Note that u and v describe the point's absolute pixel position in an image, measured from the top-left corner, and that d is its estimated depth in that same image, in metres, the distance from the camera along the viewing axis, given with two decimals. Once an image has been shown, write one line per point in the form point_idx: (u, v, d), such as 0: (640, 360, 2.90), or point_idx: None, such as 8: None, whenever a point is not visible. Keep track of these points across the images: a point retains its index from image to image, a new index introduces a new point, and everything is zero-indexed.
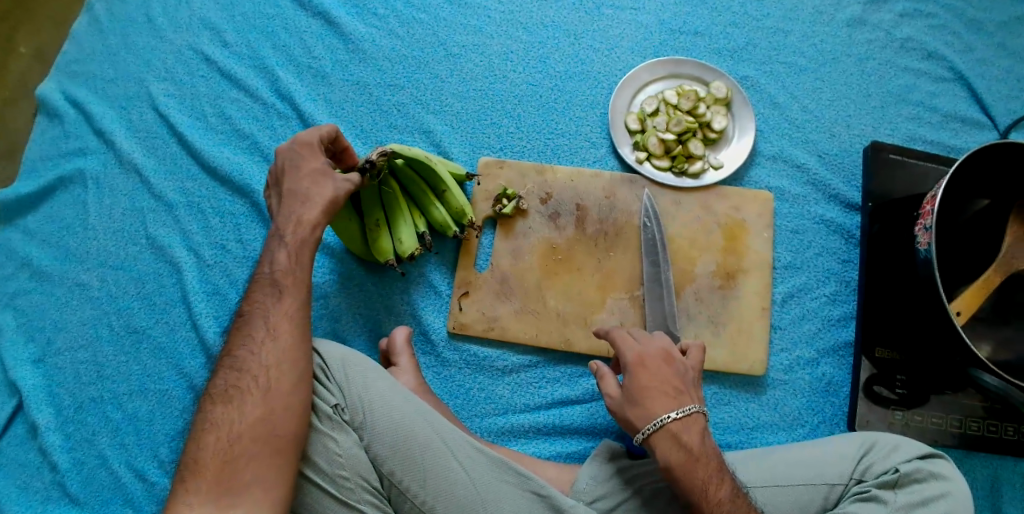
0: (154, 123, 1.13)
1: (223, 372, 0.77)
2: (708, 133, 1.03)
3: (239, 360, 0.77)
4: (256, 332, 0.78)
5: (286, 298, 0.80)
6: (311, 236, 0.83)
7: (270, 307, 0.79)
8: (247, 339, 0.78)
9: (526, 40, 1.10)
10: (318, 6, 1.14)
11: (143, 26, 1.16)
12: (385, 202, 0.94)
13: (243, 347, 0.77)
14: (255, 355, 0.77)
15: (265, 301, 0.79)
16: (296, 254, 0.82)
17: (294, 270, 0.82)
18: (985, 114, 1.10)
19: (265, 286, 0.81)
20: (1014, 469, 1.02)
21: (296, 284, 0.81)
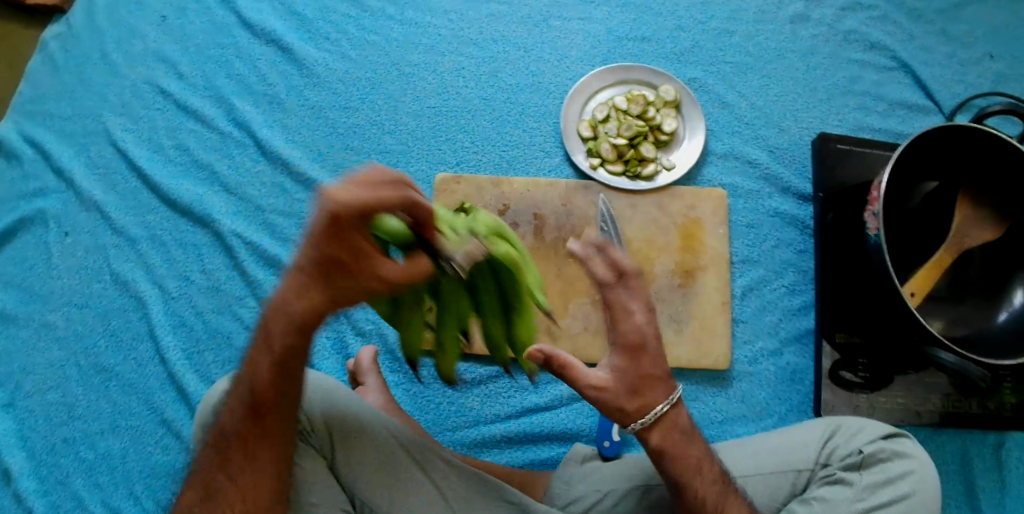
0: (113, 159, 1.14)
1: (199, 469, 0.71)
2: (659, 136, 1.05)
3: (215, 462, 0.70)
4: (235, 448, 0.69)
5: (269, 416, 0.68)
6: (298, 344, 0.66)
7: (253, 423, 0.69)
8: (224, 446, 0.70)
9: (477, 56, 1.12)
10: (270, 34, 1.16)
11: (98, 62, 1.17)
12: (441, 300, 0.67)
13: (219, 452, 0.70)
14: (243, 458, 0.69)
15: (245, 415, 0.69)
16: (275, 367, 0.67)
17: (276, 387, 0.68)
18: (930, 100, 1.12)
19: (242, 392, 0.69)
20: (981, 443, 1.04)
21: (279, 401, 0.68)
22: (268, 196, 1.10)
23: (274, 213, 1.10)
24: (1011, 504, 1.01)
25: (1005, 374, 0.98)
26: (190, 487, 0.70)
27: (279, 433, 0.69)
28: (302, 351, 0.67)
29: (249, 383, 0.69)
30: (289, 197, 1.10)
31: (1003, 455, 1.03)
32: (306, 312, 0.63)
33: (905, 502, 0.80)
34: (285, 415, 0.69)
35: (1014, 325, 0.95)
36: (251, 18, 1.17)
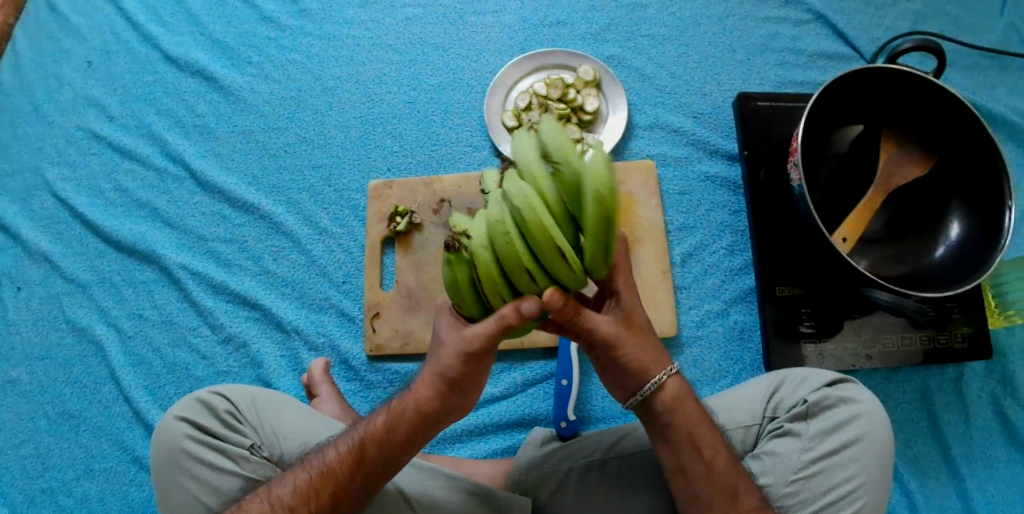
0: (55, 209, 1.13)
1: (288, 491, 0.72)
2: (582, 116, 1.07)
3: (302, 488, 0.71)
4: (326, 487, 0.71)
5: (365, 480, 0.72)
6: (411, 425, 0.72)
7: (357, 475, 0.72)
8: (323, 483, 0.71)
9: (397, 61, 1.15)
10: (194, 65, 1.17)
11: (29, 115, 1.17)
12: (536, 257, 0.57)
13: (309, 479, 0.72)
14: (310, 490, 0.71)
15: (350, 465, 0.72)
16: (394, 434, 0.72)
17: (377, 456, 0.72)
18: (849, 46, 1.13)
19: (358, 440, 0.72)
20: (941, 377, 1.04)
21: (381, 468, 0.72)
22: (208, 225, 1.10)
23: (216, 241, 1.09)
24: (976, 435, 1.01)
25: (952, 305, 0.99)
26: (264, 502, 0.71)
27: (356, 493, 0.72)
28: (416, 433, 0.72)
29: (365, 437, 0.72)
30: (229, 224, 1.10)
31: (964, 386, 1.03)
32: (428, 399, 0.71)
33: (855, 446, 0.78)
34: (375, 478, 0.72)
35: (951, 257, 0.96)
36: (174, 51, 1.18)
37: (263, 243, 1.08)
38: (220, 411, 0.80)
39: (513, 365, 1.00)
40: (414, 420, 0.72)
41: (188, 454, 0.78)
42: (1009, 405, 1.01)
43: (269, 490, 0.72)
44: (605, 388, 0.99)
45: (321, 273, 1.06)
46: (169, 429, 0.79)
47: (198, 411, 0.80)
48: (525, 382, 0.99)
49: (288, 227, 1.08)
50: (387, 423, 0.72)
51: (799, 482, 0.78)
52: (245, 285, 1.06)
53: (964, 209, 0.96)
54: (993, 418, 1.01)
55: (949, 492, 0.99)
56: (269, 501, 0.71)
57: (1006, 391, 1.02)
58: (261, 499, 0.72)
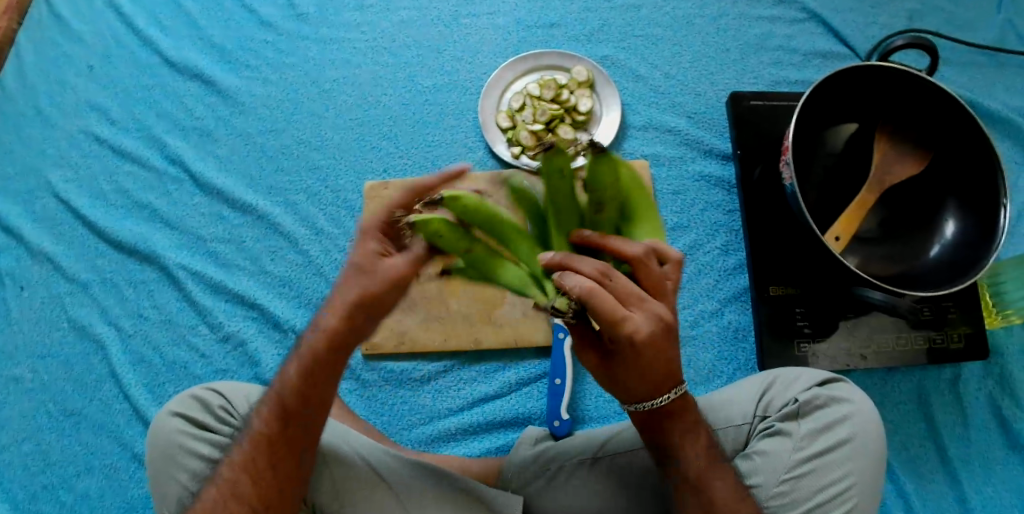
0: (58, 211, 1.15)
1: (234, 467, 0.71)
2: (576, 117, 1.07)
3: (240, 459, 0.71)
4: (263, 450, 0.70)
5: (297, 438, 0.71)
6: (323, 372, 0.70)
7: (288, 433, 0.70)
8: (258, 451, 0.70)
9: (393, 63, 1.16)
10: (193, 68, 1.18)
11: (33, 118, 1.19)
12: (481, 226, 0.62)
13: (244, 450, 0.71)
14: (254, 462, 0.70)
15: (277, 421, 0.71)
16: (310, 384, 0.70)
17: (300, 409, 0.70)
18: (844, 46, 1.13)
19: (279, 399, 0.71)
20: (937, 377, 1.03)
21: (310, 417, 0.71)
22: (207, 226, 1.11)
23: (214, 241, 1.10)
24: (974, 434, 1.01)
25: (947, 305, 0.99)
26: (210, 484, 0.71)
27: (298, 444, 0.71)
28: (331, 377, 0.70)
29: (285, 394, 0.71)
30: (227, 224, 1.11)
31: (961, 386, 1.03)
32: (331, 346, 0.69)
33: (846, 446, 0.78)
34: (306, 423, 0.71)
35: (946, 256, 0.96)
36: (173, 55, 1.19)
37: (260, 243, 1.09)
38: (215, 406, 0.82)
39: (508, 363, 1.01)
40: (324, 366, 0.70)
41: (180, 447, 0.79)
42: (1006, 405, 1.01)
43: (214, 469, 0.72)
44: (599, 387, 1.00)
45: (318, 273, 1.07)
46: (164, 425, 0.81)
47: (193, 407, 0.82)
48: (520, 381, 1.00)
49: (285, 228, 1.09)
50: (298, 371, 0.71)
51: (789, 481, 0.78)
52: (244, 285, 1.07)
53: (959, 208, 0.96)
54: (990, 418, 1.01)
55: (946, 493, 0.98)
56: (218, 478, 0.71)
57: (1003, 390, 1.02)
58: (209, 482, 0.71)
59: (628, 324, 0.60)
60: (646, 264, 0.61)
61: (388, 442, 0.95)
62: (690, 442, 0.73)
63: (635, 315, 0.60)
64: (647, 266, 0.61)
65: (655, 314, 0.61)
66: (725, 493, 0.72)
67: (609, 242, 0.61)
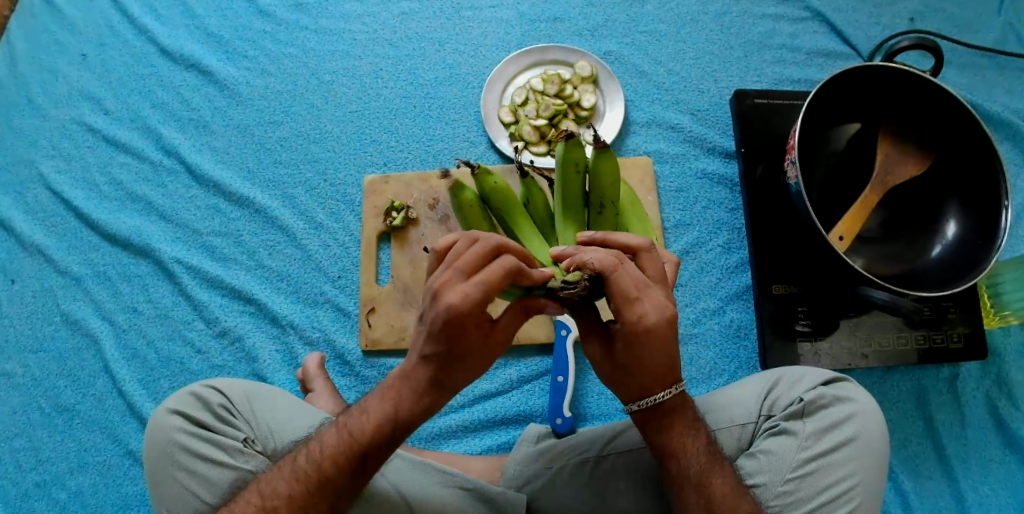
0: (50, 202, 1.12)
1: (280, 495, 0.70)
2: (579, 112, 1.07)
3: (298, 497, 0.70)
4: (317, 491, 0.70)
5: (333, 498, 0.70)
6: (394, 436, 0.70)
7: (329, 490, 0.70)
8: (312, 491, 0.70)
9: (394, 56, 1.15)
10: (190, 59, 1.16)
11: (24, 107, 1.16)
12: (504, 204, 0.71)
13: (305, 488, 0.70)
14: (302, 498, 0.70)
15: (345, 466, 0.70)
16: (381, 447, 0.70)
17: (355, 473, 0.70)
18: (847, 45, 1.13)
19: (347, 443, 0.70)
20: (936, 376, 1.04)
21: (352, 488, 0.71)
22: (203, 219, 1.09)
23: (210, 235, 1.08)
24: (971, 433, 1.01)
25: (948, 305, 0.99)
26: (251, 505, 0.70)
27: (350, 492, 0.71)
28: (391, 449, 0.70)
29: (354, 440, 0.70)
30: (224, 218, 1.09)
31: (959, 386, 1.03)
32: (414, 410, 0.69)
33: (851, 446, 0.78)
34: (367, 469, 0.71)
35: (947, 256, 0.96)
36: (169, 44, 1.17)
37: (258, 237, 1.08)
38: (214, 404, 0.80)
39: (509, 360, 1.00)
40: (397, 429, 0.70)
41: (179, 446, 0.77)
42: (1003, 405, 1.01)
43: (261, 487, 0.71)
44: (600, 385, 0.99)
45: (316, 268, 1.06)
46: (162, 422, 0.79)
47: (191, 405, 0.80)
48: (521, 379, 0.99)
49: (284, 222, 1.08)
50: (384, 416, 0.70)
51: (795, 481, 0.78)
52: (241, 279, 1.06)
53: (961, 208, 0.96)
54: (987, 417, 1.01)
55: (944, 492, 0.99)
56: (262, 506, 0.70)
57: (1001, 391, 1.02)
58: (256, 506, 0.70)
59: (638, 305, 0.62)
60: (652, 254, 0.64)
61: None
62: (697, 443, 0.73)
63: (645, 300, 0.63)
64: (654, 258, 0.64)
65: (663, 301, 0.63)
66: (727, 490, 0.71)
67: (611, 239, 0.64)
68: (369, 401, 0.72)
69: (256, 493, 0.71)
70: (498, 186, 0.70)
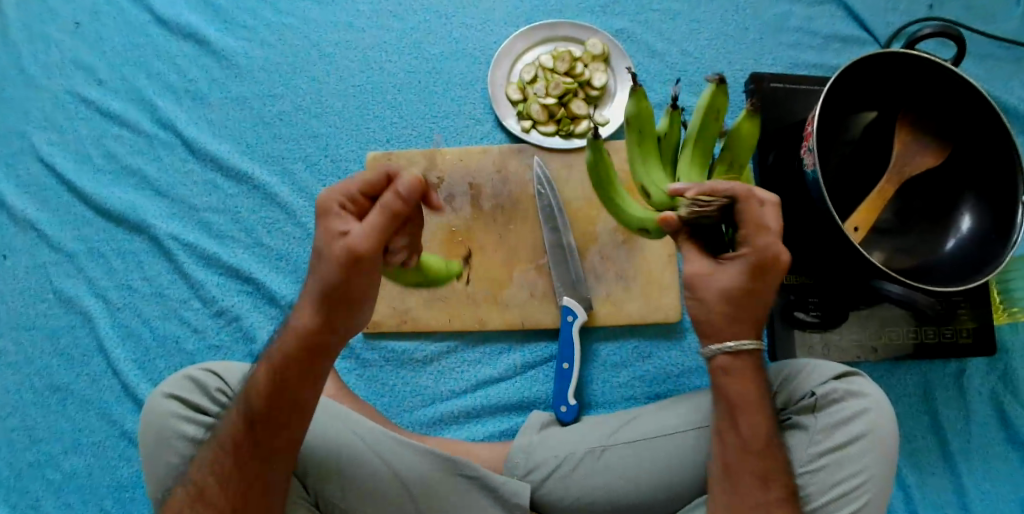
0: (42, 176, 1.08)
1: (217, 443, 0.70)
2: (589, 92, 1.03)
3: (220, 468, 0.69)
4: (238, 458, 0.69)
5: (256, 460, 0.68)
6: (306, 361, 0.65)
7: (260, 426, 0.67)
8: (230, 459, 0.69)
9: (398, 29, 1.11)
10: (186, 27, 1.12)
11: (15, 76, 1.12)
12: (605, 182, 0.68)
13: (224, 457, 0.69)
14: (224, 467, 0.69)
15: (253, 429, 0.68)
16: (285, 400, 0.67)
17: (274, 430, 0.68)
18: (865, 30, 1.10)
19: (267, 379, 0.67)
20: (943, 371, 1.02)
21: (275, 447, 0.68)
22: (200, 195, 1.06)
23: (208, 212, 1.05)
24: (976, 428, 1.00)
25: (959, 299, 0.97)
26: (182, 483, 0.70)
27: (277, 451, 0.68)
28: (308, 375, 0.66)
29: (272, 374, 0.67)
30: (222, 194, 1.06)
31: (965, 382, 1.02)
32: (314, 330, 0.64)
33: (861, 442, 0.76)
34: (289, 427, 0.68)
35: (961, 250, 0.94)
36: (165, 12, 1.12)
37: (256, 214, 1.05)
38: (212, 389, 0.78)
39: (513, 345, 0.98)
40: (308, 353, 0.65)
41: (175, 431, 0.75)
42: (1009, 400, 1.00)
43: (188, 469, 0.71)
44: (605, 372, 0.98)
45: None
46: (157, 406, 0.77)
47: (188, 388, 0.78)
48: (525, 364, 0.97)
49: (283, 199, 1.04)
50: (276, 370, 0.66)
51: (806, 475, 0.77)
52: (238, 258, 1.03)
53: (977, 201, 0.94)
54: (992, 413, 1.01)
55: (945, 487, 0.98)
56: (189, 483, 0.70)
57: (1007, 387, 1.01)
58: (186, 485, 0.70)
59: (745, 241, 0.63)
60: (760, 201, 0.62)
61: (390, 425, 0.92)
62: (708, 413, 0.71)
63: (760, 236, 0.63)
64: (765, 236, 0.63)
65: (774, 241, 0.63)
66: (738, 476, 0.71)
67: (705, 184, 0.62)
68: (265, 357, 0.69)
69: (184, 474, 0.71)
70: (592, 161, 0.66)
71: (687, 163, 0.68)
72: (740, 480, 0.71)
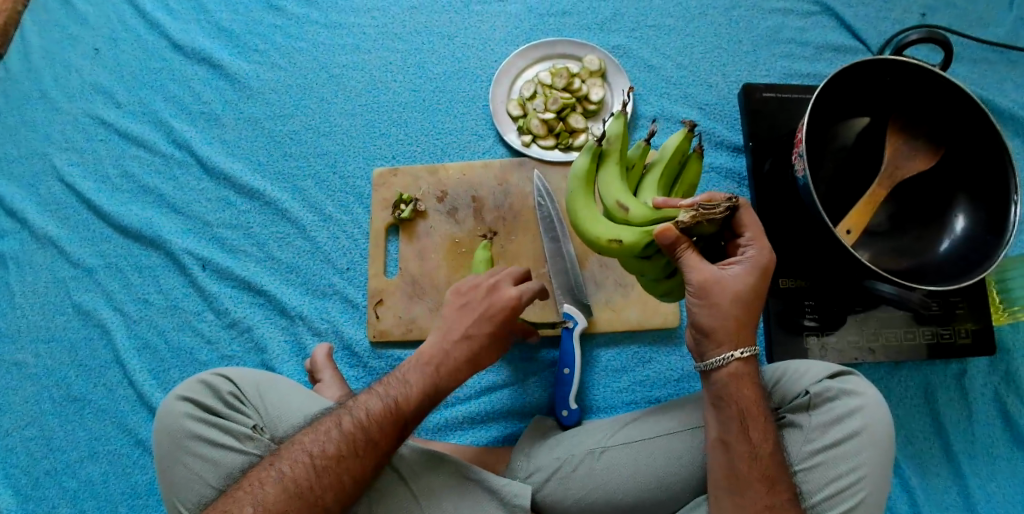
0: (62, 195, 1.13)
1: (329, 455, 0.72)
2: (587, 106, 1.07)
3: (344, 455, 0.72)
4: (365, 451, 0.73)
5: (378, 457, 0.74)
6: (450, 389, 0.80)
7: (376, 454, 0.73)
8: (354, 448, 0.73)
9: (402, 49, 1.15)
10: (201, 52, 1.17)
11: (38, 100, 1.18)
12: (584, 193, 0.74)
13: (352, 447, 0.73)
14: (345, 456, 0.72)
15: (390, 425, 0.75)
16: (420, 413, 0.77)
17: (401, 433, 0.75)
18: (857, 40, 1.12)
19: (423, 389, 0.77)
20: (944, 372, 1.03)
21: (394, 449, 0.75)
22: (214, 211, 1.10)
23: (221, 227, 1.09)
24: (979, 429, 1.01)
25: (956, 300, 0.98)
26: (303, 458, 0.72)
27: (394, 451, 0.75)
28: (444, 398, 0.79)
29: (430, 388, 0.78)
30: (235, 210, 1.10)
31: (967, 382, 1.02)
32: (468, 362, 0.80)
33: (856, 439, 0.78)
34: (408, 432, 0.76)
35: (956, 251, 0.95)
36: (180, 39, 1.18)
37: (268, 228, 1.09)
38: (224, 392, 0.81)
39: (515, 353, 1.01)
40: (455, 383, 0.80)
41: (188, 432, 0.78)
42: (1011, 401, 1.01)
43: (305, 448, 0.73)
44: (606, 378, 1.00)
45: (324, 259, 1.07)
46: (170, 409, 0.80)
47: (201, 392, 0.81)
48: (527, 371, 1.00)
49: (293, 214, 1.08)
50: (424, 383, 0.78)
51: (801, 473, 0.78)
52: (251, 271, 1.06)
53: (970, 203, 0.96)
54: (994, 414, 1.01)
55: (950, 488, 0.99)
56: (312, 464, 0.72)
57: (1009, 387, 1.01)
58: (308, 465, 0.72)
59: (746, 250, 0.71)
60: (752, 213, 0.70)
61: None
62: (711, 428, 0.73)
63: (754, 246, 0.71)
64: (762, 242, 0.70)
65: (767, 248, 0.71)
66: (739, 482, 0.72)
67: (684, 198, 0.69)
68: (408, 372, 0.79)
69: (303, 452, 0.73)
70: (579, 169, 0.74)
71: (654, 186, 0.74)
72: (745, 480, 0.72)
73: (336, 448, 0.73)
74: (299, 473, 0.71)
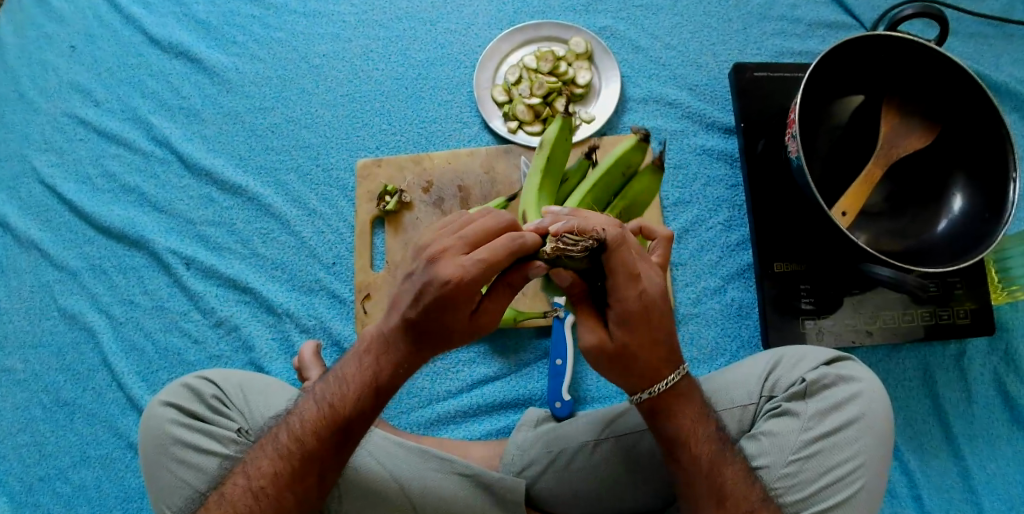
0: (44, 197, 1.11)
1: (265, 475, 0.69)
2: (574, 90, 1.04)
3: (280, 471, 0.69)
4: (297, 466, 0.69)
5: (319, 469, 0.69)
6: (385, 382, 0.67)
7: (316, 467, 0.69)
8: (286, 465, 0.69)
9: (384, 37, 1.12)
10: (178, 46, 1.14)
11: (16, 101, 1.15)
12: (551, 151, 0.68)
13: (286, 465, 0.69)
14: (279, 473, 0.69)
15: (323, 433, 0.68)
16: (361, 413, 0.68)
17: (340, 441, 0.69)
18: (850, 15, 1.09)
19: (358, 386, 0.68)
20: (942, 354, 1.01)
21: (334, 457, 0.69)
22: (196, 209, 1.08)
23: (205, 224, 1.07)
24: (979, 410, 0.99)
25: (954, 280, 0.97)
26: (241, 480, 0.70)
27: (332, 466, 0.69)
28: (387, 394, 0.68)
29: (366, 383, 0.67)
30: (218, 207, 1.08)
31: (966, 363, 1.01)
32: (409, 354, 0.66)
33: (854, 426, 0.76)
34: (348, 438, 0.69)
35: (953, 230, 0.93)
36: (157, 33, 1.15)
37: (250, 225, 1.06)
38: (207, 395, 0.79)
39: (506, 344, 0.99)
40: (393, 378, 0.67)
41: (175, 439, 0.77)
42: (1012, 381, 0.99)
43: (245, 469, 0.70)
44: None
45: (311, 255, 1.04)
46: (156, 414, 0.78)
47: (185, 396, 0.80)
48: (519, 363, 0.98)
49: (276, 209, 1.06)
50: (359, 383, 0.68)
51: (798, 463, 0.76)
52: (236, 269, 1.04)
53: (966, 181, 0.94)
54: (994, 394, 0.99)
55: (951, 470, 0.97)
56: (248, 487, 0.69)
57: (1009, 367, 1.00)
58: (246, 489, 0.69)
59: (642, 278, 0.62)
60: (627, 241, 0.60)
61: (387, 426, 0.93)
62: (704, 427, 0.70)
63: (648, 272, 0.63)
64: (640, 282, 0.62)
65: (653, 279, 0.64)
66: (738, 478, 0.70)
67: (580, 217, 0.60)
68: (346, 367, 0.69)
69: (241, 474, 0.70)
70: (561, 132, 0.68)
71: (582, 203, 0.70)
72: (724, 480, 0.69)
73: (269, 470, 0.69)
74: (238, 495, 0.69)
